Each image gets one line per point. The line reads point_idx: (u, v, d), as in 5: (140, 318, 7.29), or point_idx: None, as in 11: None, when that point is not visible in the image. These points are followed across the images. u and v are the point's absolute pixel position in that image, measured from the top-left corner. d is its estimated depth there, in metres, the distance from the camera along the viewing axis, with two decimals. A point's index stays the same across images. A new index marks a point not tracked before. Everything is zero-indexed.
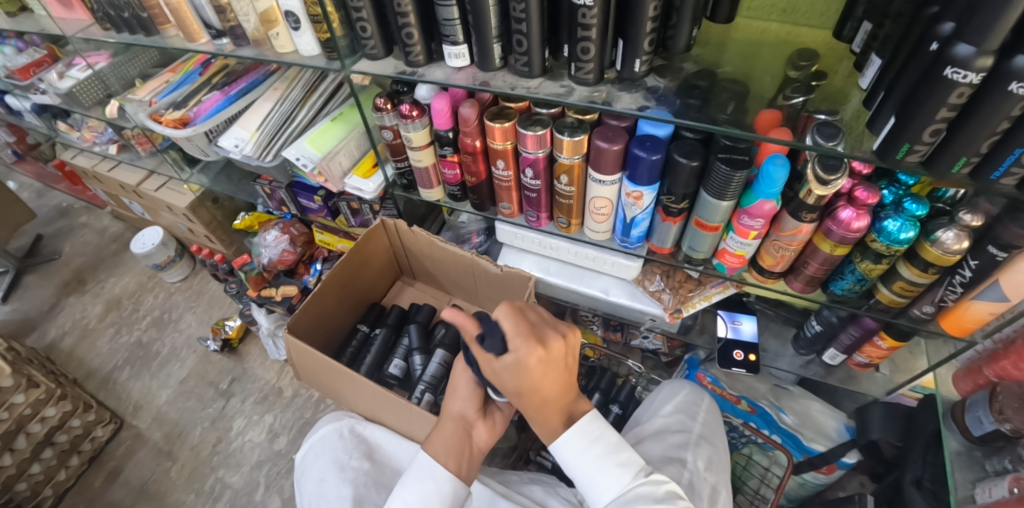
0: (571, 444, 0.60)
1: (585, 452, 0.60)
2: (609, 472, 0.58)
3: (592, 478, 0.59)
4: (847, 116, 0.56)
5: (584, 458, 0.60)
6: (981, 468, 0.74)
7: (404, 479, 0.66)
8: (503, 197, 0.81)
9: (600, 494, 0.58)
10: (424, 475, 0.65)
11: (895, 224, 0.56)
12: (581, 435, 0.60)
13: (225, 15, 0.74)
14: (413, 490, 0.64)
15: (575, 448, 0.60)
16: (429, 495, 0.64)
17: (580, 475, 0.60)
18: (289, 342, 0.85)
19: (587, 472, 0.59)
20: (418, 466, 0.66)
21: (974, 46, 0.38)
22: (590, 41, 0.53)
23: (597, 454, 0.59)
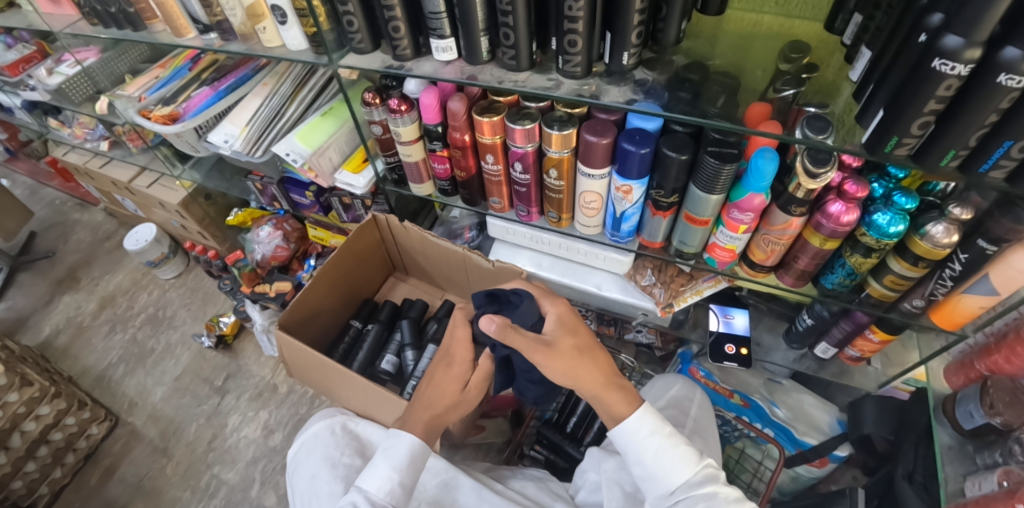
0: (640, 428, 0.59)
1: (651, 433, 0.59)
2: (676, 455, 0.58)
3: (659, 462, 0.58)
4: (837, 109, 0.55)
5: (646, 449, 0.59)
6: (971, 461, 0.75)
7: (392, 460, 0.65)
8: (493, 192, 0.81)
9: (671, 475, 0.58)
10: (414, 457, 0.67)
11: (885, 217, 0.56)
12: (649, 417, 0.60)
13: (212, 10, 0.73)
14: (404, 467, 0.65)
15: (639, 430, 0.59)
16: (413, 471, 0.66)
17: (643, 459, 0.59)
18: (280, 338, 0.85)
19: (650, 463, 0.59)
20: (406, 448, 0.67)
21: (963, 38, 0.37)
22: (578, 34, 0.52)
23: (658, 443, 0.59)
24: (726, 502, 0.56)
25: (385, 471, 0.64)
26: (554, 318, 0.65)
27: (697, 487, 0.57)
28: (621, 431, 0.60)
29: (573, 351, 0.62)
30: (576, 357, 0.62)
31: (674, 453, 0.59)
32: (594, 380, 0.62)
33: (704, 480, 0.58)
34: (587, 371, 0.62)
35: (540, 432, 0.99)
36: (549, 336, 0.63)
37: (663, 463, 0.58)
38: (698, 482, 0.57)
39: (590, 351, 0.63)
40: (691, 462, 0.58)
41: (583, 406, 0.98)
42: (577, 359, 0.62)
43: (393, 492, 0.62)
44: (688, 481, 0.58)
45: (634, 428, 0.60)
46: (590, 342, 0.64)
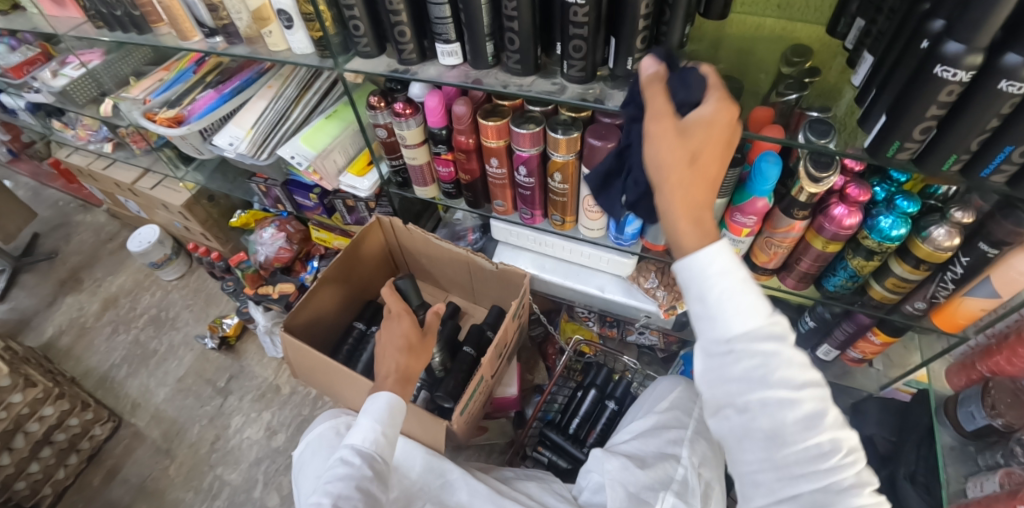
0: (706, 263, 0.38)
1: (720, 273, 0.38)
2: (749, 305, 0.37)
3: (722, 300, 0.37)
4: (839, 112, 0.56)
5: (713, 286, 0.38)
6: (973, 462, 0.75)
7: (370, 415, 0.66)
8: (497, 195, 0.81)
9: (728, 323, 0.37)
10: (393, 408, 0.68)
11: (887, 221, 0.57)
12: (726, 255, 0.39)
13: (218, 13, 0.74)
14: (385, 420, 0.66)
15: (711, 270, 0.38)
16: (395, 421, 0.67)
17: (710, 297, 0.38)
18: (284, 340, 0.85)
19: (714, 300, 0.38)
20: (384, 401, 0.67)
21: (964, 44, 0.37)
22: (582, 38, 0.53)
23: (725, 285, 0.37)
24: (797, 396, 0.36)
25: (367, 424, 0.65)
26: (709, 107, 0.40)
27: (756, 342, 0.36)
28: (689, 264, 0.39)
29: (684, 157, 0.39)
30: (682, 166, 0.39)
31: (749, 307, 0.37)
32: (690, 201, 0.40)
33: (770, 339, 0.36)
34: (688, 189, 0.40)
35: (543, 432, 0.99)
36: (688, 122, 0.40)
37: (732, 315, 0.37)
38: (768, 338, 0.36)
39: (712, 165, 0.40)
40: (760, 314, 0.37)
41: (585, 407, 0.99)
42: (682, 168, 0.39)
43: (378, 442, 0.64)
44: (748, 333, 0.37)
45: (701, 263, 0.38)
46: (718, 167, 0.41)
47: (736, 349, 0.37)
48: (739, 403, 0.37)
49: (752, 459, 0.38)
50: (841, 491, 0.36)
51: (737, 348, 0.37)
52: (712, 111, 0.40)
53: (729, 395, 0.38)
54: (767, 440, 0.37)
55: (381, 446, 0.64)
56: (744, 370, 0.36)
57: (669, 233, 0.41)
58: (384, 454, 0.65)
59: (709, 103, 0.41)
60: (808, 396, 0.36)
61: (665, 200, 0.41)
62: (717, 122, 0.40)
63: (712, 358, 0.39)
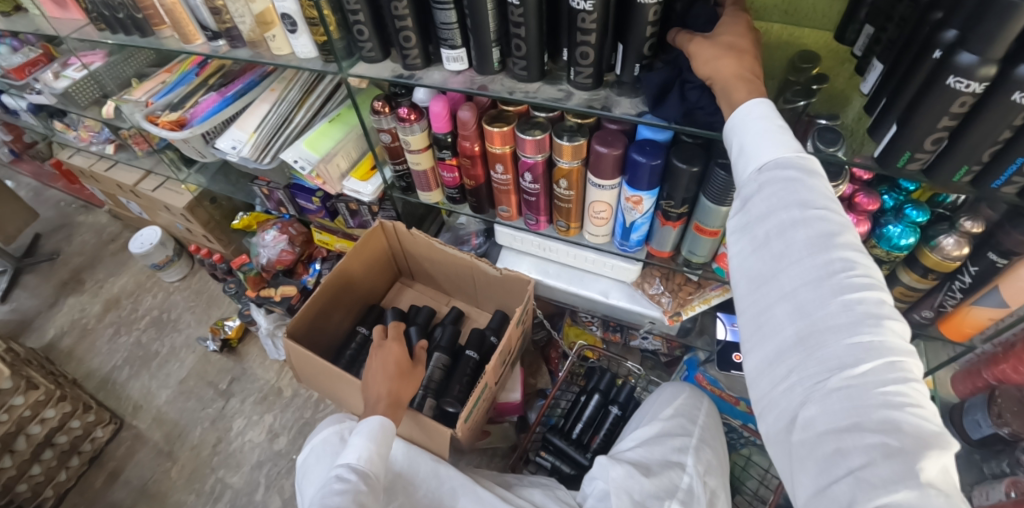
0: (748, 111, 0.43)
1: (759, 119, 0.42)
2: (783, 145, 0.40)
3: (755, 141, 0.41)
4: (848, 120, 0.56)
5: (749, 132, 0.42)
6: (979, 470, 0.75)
7: (360, 435, 0.66)
8: (502, 201, 0.81)
9: (759, 163, 0.40)
10: (385, 429, 0.68)
11: (897, 230, 0.56)
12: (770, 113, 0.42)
13: (221, 17, 0.73)
14: (377, 439, 0.66)
15: (753, 117, 0.42)
16: (387, 440, 0.68)
17: (747, 141, 0.42)
18: (288, 346, 0.85)
19: (749, 144, 0.42)
20: (376, 421, 0.68)
21: (977, 56, 0.37)
22: (589, 45, 0.53)
23: (760, 130, 0.41)
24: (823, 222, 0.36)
25: (360, 442, 0.65)
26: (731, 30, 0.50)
27: (782, 178, 0.38)
28: (734, 115, 0.44)
29: (723, 48, 0.47)
30: (727, 57, 0.46)
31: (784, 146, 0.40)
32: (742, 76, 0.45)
33: (800, 179, 0.38)
34: (733, 66, 0.46)
35: (546, 437, 0.99)
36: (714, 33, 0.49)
37: (762, 145, 0.40)
38: (801, 175, 0.38)
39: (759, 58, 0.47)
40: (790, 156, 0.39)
41: (588, 412, 0.99)
42: (725, 54, 0.46)
43: (371, 459, 0.64)
44: (773, 171, 0.39)
45: (745, 112, 0.43)
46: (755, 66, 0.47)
47: (763, 183, 0.39)
48: (759, 234, 0.38)
49: (766, 295, 0.37)
50: (856, 322, 0.33)
51: (764, 178, 0.40)
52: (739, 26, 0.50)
53: (753, 229, 0.39)
54: (781, 259, 0.36)
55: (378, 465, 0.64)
56: (767, 200, 0.39)
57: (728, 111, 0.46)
58: (376, 472, 0.64)
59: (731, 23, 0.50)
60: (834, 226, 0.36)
61: (719, 80, 0.47)
62: (739, 31, 0.48)
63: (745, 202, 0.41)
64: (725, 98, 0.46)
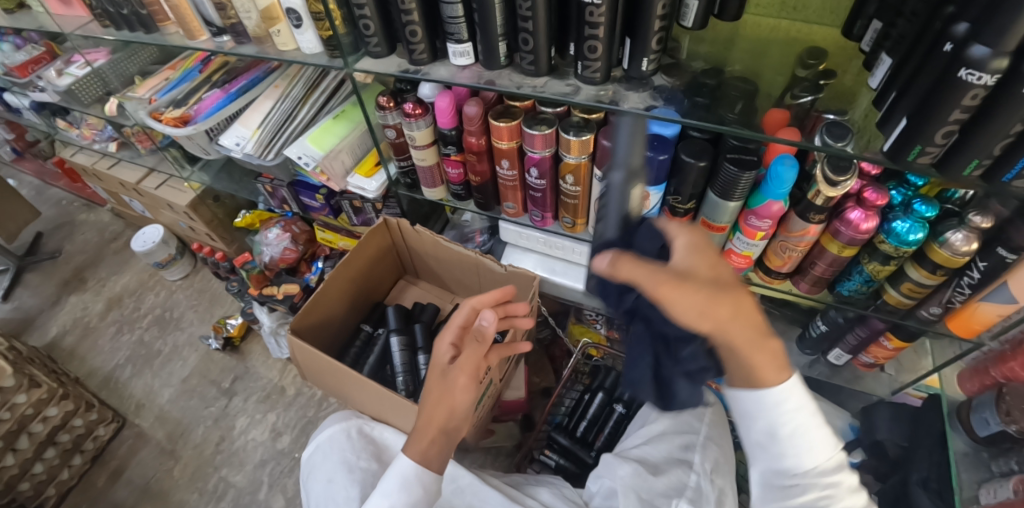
0: (780, 403, 0.42)
1: (790, 410, 0.43)
2: (818, 436, 0.43)
3: (791, 438, 0.43)
4: (857, 117, 0.55)
5: (781, 421, 0.43)
6: (987, 468, 0.74)
7: (384, 486, 0.62)
8: (507, 197, 0.81)
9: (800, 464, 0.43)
10: (414, 484, 0.62)
11: (905, 225, 0.56)
12: (797, 390, 0.43)
13: (226, 12, 0.74)
14: (402, 495, 0.61)
15: (786, 404, 0.42)
16: (418, 498, 0.61)
17: (779, 431, 0.43)
18: (293, 343, 0.85)
19: (786, 435, 0.43)
20: (403, 472, 0.62)
21: (990, 48, 0.37)
22: (598, 39, 0.52)
23: (793, 423, 0.43)
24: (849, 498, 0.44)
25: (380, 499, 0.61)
26: (684, 244, 0.42)
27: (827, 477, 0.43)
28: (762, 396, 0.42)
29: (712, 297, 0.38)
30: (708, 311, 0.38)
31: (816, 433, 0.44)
32: (749, 339, 0.40)
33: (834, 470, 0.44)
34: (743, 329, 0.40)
35: (551, 436, 0.98)
36: (680, 267, 0.40)
37: (796, 442, 0.43)
38: (830, 469, 0.44)
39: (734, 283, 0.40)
40: (828, 449, 0.44)
41: (593, 411, 0.98)
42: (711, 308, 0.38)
43: None
44: (814, 470, 0.44)
45: (774, 401, 0.43)
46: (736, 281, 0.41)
47: (802, 482, 0.44)
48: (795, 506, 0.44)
49: None
50: None
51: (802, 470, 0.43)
52: (686, 242, 0.41)
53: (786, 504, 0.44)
54: None
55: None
56: (810, 501, 0.43)
57: (745, 371, 0.43)
58: None
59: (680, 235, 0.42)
60: (853, 497, 0.44)
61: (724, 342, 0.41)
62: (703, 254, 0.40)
63: (770, 489, 0.46)
64: (737, 361, 0.42)
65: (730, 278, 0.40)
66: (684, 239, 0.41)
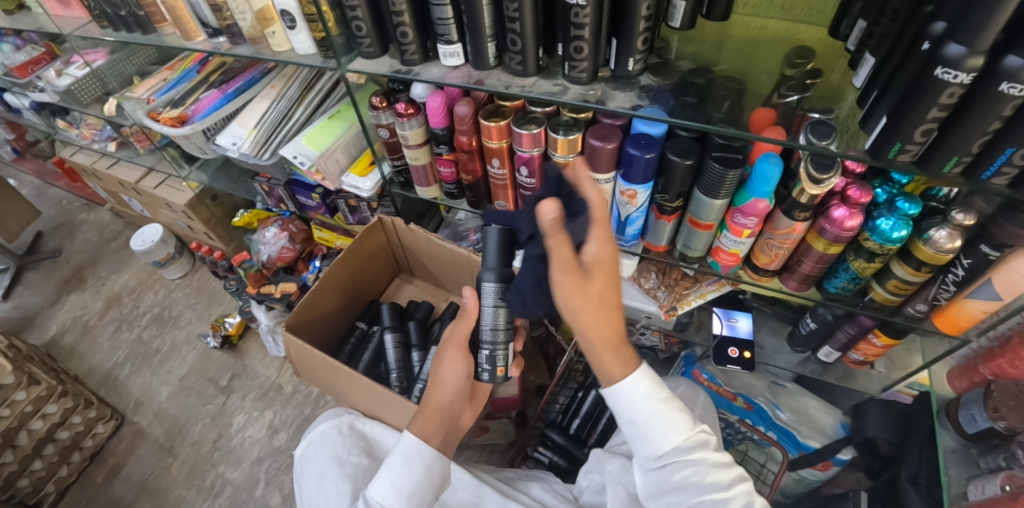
0: (633, 390, 0.55)
1: (644, 397, 0.55)
2: (668, 421, 0.55)
3: (649, 421, 0.55)
4: (841, 115, 0.56)
5: (638, 411, 0.55)
6: (976, 464, 0.76)
7: (389, 463, 0.65)
8: (499, 195, 0.82)
9: (660, 438, 0.55)
10: (424, 466, 0.65)
11: (889, 223, 0.56)
12: (645, 379, 0.56)
13: (221, 14, 0.74)
14: (404, 473, 0.64)
15: (636, 393, 0.55)
16: (420, 478, 0.64)
17: (635, 421, 0.56)
18: (287, 340, 0.86)
19: (642, 422, 0.55)
20: (408, 450, 0.66)
21: (965, 47, 0.37)
22: (584, 40, 0.53)
23: (652, 407, 0.55)
24: (712, 469, 0.54)
25: (386, 476, 0.63)
26: (597, 246, 0.49)
27: (687, 453, 0.54)
28: (617, 387, 0.55)
29: (591, 302, 0.50)
30: (594, 307, 0.51)
31: (668, 418, 0.55)
32: (601, 344, 0.53)
33: (694, 446, 0.55)
34: (598, 333, 0.52)
35: (544, 433, 0.99)
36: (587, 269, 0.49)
37: (651, 422, 0.55)
38: (688, 447, 0.55)
39: (612, 305, 0.52)
40: (682, 428, 0.55)
41: (586, 408, 0.99)
42: (593, 309, 0.51)
43: (389, 499, 0.62)
44: (677, 447, 0.55)
45: (628, 391, 0.55)
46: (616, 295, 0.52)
47: (670, 460, 0.55)
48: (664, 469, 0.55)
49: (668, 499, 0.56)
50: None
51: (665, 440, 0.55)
52: (597, 251, 0.49)
53: (655, 466, 0.56)
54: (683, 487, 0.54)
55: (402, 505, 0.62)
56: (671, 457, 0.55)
57: (598, 365, 0.56)
58: None
59: (594, 242, 0.49)
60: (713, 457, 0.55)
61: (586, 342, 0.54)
62: (602, 258, 0.49)
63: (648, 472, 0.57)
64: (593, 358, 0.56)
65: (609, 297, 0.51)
66: (597, 246, 0.49)
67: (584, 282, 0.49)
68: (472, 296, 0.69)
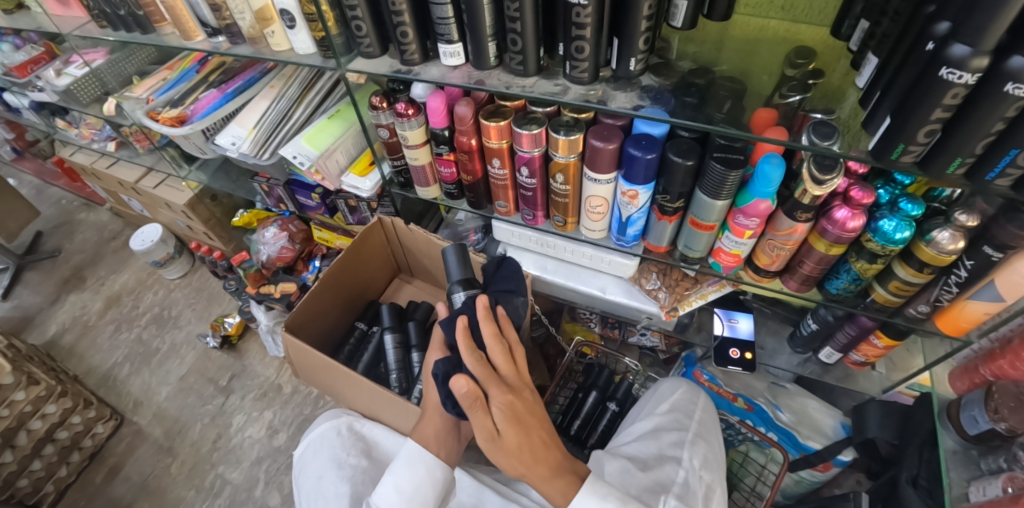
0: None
1: None
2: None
3: None
4: (843, 115, 0.55)
5: None
6: (976, 466, 0.75)
7: (394, 465, 0.68)
8: (499, 196, 0.81)
9: None
10: (427, 474, 0.67)
11: (891, 224, 0.56)
12: (591, 496, 0.61)
13: (221, 14, 0.74)
14: (405, 476, 0.67)
15: (591, 506, 0.60)
16: (421, 480, 0.67)
17: None
18: (287, 340, 0.85)
19: None
20: (410, 455, 0.68)
21: (970, 47, 0.37)
22: (585, 40, 0.53)
23: None
24: None
25: (389, 481, 0.66)
26: (503, 413, 0.58)
27: None
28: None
29: (514, 451, 0.60)
30: (518, 453, 0.60)
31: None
32: (541, 475, 0.61)
33: None
34: (533, 466, 0.60)
35: None
36: (499, 430, 0.59)
37: None
38: None
39: (535, 444, 0.61)
40: None
41: (586, 409, 0.98)
42: (520, 454, 0.60)
43: (391, 501, 0.65)
44: None
45: None
46: (534, 435, 0.60)
47: None
48: None
49: None
50: None
51: None
52: (502, 411, 0.58)
53: None
54: None
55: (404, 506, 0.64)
56: None
57: (547, 494, 0.63)
58: None
59: (496, 403, 0.58)
60: None
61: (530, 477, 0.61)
62: (513, 413, 0.59)
63: None
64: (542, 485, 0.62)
65: (530, 442, 0.60)
66: (501, 408, 0.58)
67: (497, 440, 0.59)
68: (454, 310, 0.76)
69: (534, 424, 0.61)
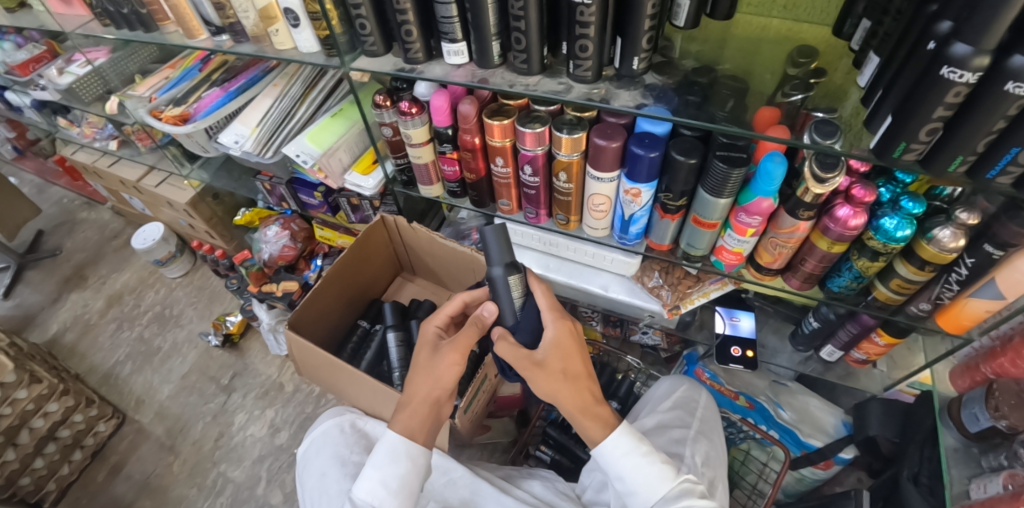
0: (617, 445, 0.62)
1: (629, 452, 0.61)
2: (653, 474, 0.61)
3: (637, 477, 0.61)
4: (845, 114, 0.56)
5: (625, 468, 0.61)
6: (976, 464, 0.75)
7: (375, 459, 0.64)
8: (502, 194, 0.82)
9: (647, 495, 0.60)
10: (410, 466, 0.64)
11: (893, 222, 0.56)
12: (626, 436, 0.62)
13: (224, 12, 0.74)
14: (389, 470, 0.63)
15: (616, 450, 0.62)
16: (405, 472, 0.64)
17: (624, 476, 0.61)
18: (289, 338, 0.85)
19: (630, 480, 0.61)
20: (391, 447, 0.65)
21: (971, 46, 0.37)
22: (589, 38, 0.53)
23: (635, 462, 0.61)
24: None
25: (372, 476, 0.63)
26: (551, 338, 0.64)
27: (675, 501, 0.60)
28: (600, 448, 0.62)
29: (559, 377, 0.62)
30: (562, 381, 0.62)
31: (651, 471, 0.61)
32: (580, 407, 0.63)
33: (680, 494, 0.60)
34: (574, 398, 0.63)
35: (545, 432, 0.99)
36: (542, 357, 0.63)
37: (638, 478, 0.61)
38: (677, 495, 0.60)
39: (578, 375, 0.64)
40: (668, 478, 0.61)
41: None
42: (562, 383, 0.62)
43: (377, 497, 0.62)
44: (665, 496, 0.60)
45: (612, 446, 0.62)
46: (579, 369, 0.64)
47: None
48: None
49: None
50: None
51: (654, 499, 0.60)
52: (551, 335, 0.64)
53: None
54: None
55: (391, 500, 0.62)
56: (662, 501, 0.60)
57: (581, 430, 0.64)
58: None
59: (549, 327, 0.65)
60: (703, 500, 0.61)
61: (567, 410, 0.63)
62: (559, 341, 0.64)
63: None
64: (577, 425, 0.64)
65: (575, 372, 0.63)
66: (551, 333, 0.64)
67: (542, 368, 0.62)
68: (493, 310, 0.66)
69: (577, 361, 0.64)
